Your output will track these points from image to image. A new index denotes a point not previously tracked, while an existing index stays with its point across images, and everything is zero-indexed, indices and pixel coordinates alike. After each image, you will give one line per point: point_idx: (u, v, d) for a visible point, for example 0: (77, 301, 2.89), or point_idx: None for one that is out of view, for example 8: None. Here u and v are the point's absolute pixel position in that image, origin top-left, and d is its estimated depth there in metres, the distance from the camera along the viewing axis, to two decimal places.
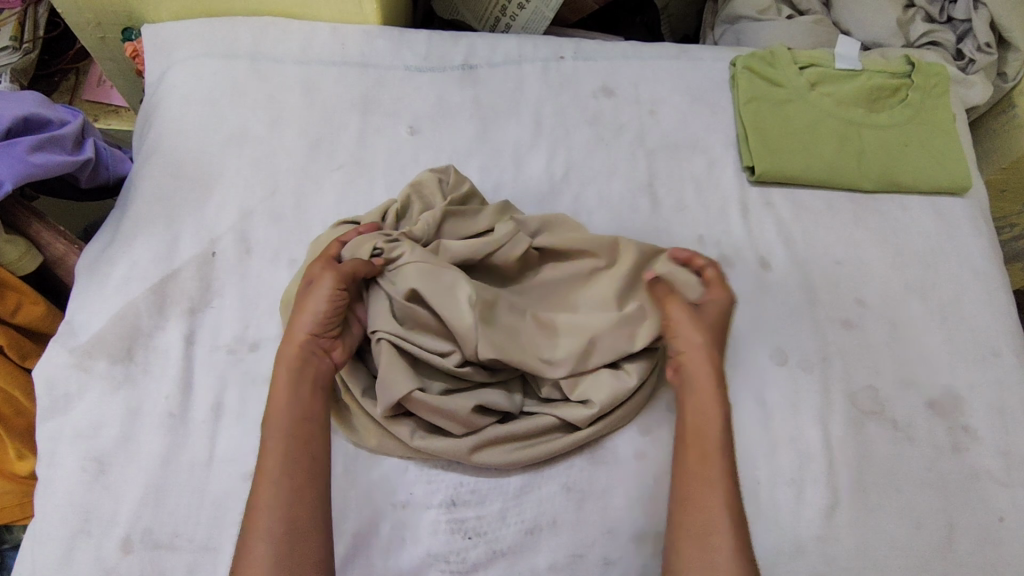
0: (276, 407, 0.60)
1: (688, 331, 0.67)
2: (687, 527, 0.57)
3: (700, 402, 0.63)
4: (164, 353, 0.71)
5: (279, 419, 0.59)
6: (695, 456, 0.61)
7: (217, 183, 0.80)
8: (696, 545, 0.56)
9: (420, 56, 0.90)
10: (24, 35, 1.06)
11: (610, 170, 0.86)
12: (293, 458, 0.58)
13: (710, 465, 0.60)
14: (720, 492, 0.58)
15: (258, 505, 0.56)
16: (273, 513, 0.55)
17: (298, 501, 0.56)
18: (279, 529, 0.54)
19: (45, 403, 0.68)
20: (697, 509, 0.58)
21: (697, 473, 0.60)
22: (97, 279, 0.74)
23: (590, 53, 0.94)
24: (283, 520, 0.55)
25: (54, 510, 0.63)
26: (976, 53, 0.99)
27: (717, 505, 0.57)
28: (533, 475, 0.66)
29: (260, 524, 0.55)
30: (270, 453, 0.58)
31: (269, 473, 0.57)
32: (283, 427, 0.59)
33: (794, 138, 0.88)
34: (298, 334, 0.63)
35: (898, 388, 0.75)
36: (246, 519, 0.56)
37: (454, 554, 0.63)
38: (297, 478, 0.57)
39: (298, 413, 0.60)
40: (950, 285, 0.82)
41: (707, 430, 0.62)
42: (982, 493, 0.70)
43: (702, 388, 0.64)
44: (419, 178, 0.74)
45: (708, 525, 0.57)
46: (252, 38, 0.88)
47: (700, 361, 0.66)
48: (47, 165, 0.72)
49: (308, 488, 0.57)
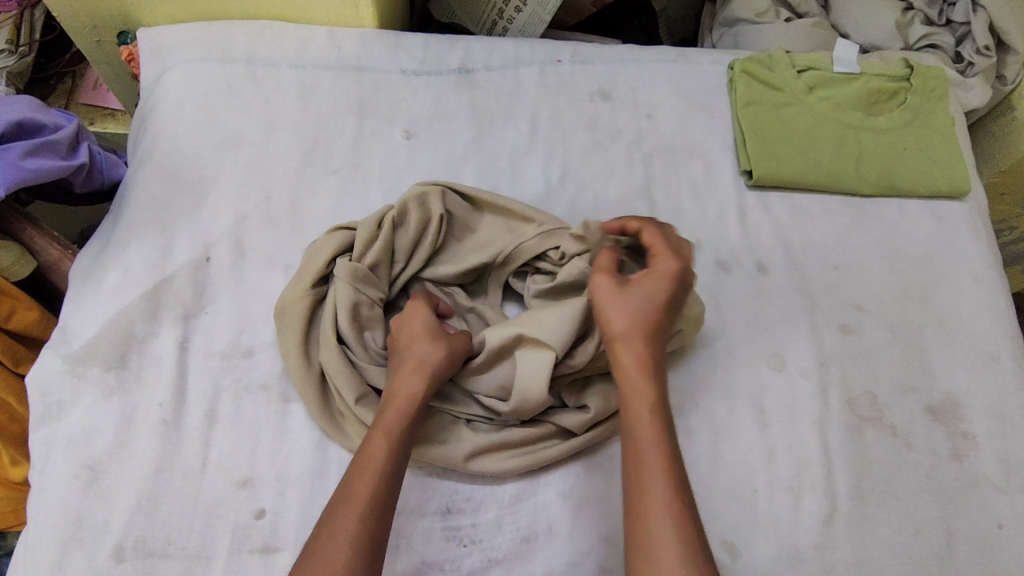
0: (390, 420, 0.59)
1: (618, 306, 0.61)
2: (636, 546, 0.52)
3: (632, 396, 0.58)
4: (157, 360, 0.70)
5: (393, 430, 0.58)
6: (632, 458, 0.55)
7: (213, 188, 0.80)
8: (642, 561, 0.51)
9: (417, 60, 0.90)
10: (19, 39, 1.05)
11: (607, 175, 0.86)
12: (394, 470, 0.56)
13: (648, 466, 0.54)
14: (662, 497, 0.52)
15: (349, 506, 0.53)
16: (362, 516, 0.52)
17: (382, 514, 0.53)
18: (362, 537, 0.51)
19: (38, 410, 0.67)
20: (641, 520, 0.52)
21: (637, 479, 0.54)
22: (90, 283, 0.74)
23: (588, 56, 0.94)
24: (367, 527, 0.52)
25: (46, 518, 0.63)
26: (976, 56, 0.98)
27: (661, 511, 0.52)
28: (529, 482, 0.66)
29: (346, 522, 0.51)
30: (372, 458, 0.56)
31: (369, 477, 0.54)
32: (394, 439, 0.57)
33: (792, 141, 0.87)
34: (426, 362, 0.62)
35: (896, 394, 0.74)
36: (327, 514, 0.52)
37: (448, 563, 0.62)
38: (390, 497, 0.55)
39: (409, 433, 0.59)
40: (949, 289, 0.82)
41: (638, 428, 0.56)
42: (981, 500, 0.69)
43: (630, 386, 0.58)
44: (422, 190, 0.73)
45: (650, 535, 0.51)
46: (247, 41, 0.88)
47: (613, 346, 0.60)
48: (40, 170, 0.72)
49: (391, 506, 0.55)
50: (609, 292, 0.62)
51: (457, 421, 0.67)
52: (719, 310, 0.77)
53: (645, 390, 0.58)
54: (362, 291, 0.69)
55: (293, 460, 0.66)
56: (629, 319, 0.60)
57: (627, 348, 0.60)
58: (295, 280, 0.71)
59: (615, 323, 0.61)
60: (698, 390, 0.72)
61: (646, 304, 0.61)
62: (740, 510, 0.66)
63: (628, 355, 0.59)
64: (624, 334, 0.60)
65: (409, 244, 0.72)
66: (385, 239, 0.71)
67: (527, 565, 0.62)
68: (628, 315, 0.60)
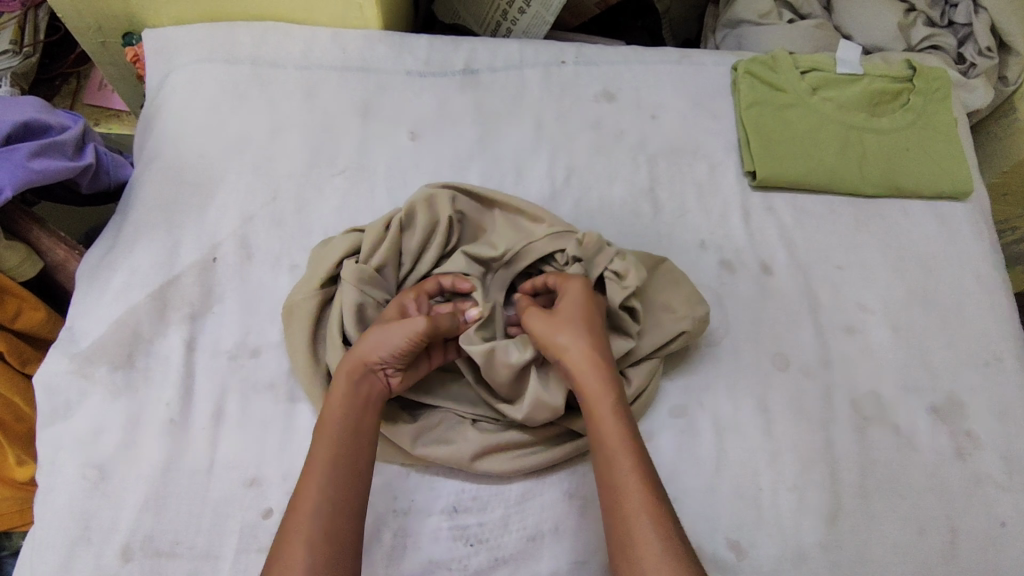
0: (328, 423, 0.58)
1: (542, 334, 0.63)
2: (620, 547, 0.53)
3: (587, 405, 0.59)
4: (164, 359, 0.70)
5: (331, 430, 0.58)
6: (602, 466, 0.57)
7: (218, 189, 0.80)
8: (627, 563, 0.52)
9: (422, 61, 0.90)
10: (24, 39, 1.05)
11: (611, 175, 0.86)
12: (341, 470, 0.56)
13: (619, 469, 0.55)
14: (637, 496, 0.54)
15: (297, 514, 0.53)
16: (314, 519, 0.53)
17: (335, 513, 0.54)
18: (318, 539, 0.52)
19: (46, 410, 0.68)
20: (621, 523, 0.53)
21: (612, 485, 0.55)
22: (97, 283, 0.74)
23: (592, 57, 0.94)
24: (320, 532, 0.52)
25: (53, 518, 0.63)
26: (977, 57, 0.99)
27: (639, 513, 0.53)
28: (535, 481, 0.66)
29: (297, 531, 0.52)
30: (316, 464, 0.56)
31: (312, 483, 0.55)
32: (332, 442, 0.57)
33: (796, 142, 0.87)
34: (357, 355, 0.61)
35: (900, 393, 0.74)
36: (283, 526, 0.53)
37: (456, 562, 0.62)
38: (341, 492, 0.55)
39: (351, 426, 0.59)
40: (953, 289, 0.82)
41: (603, 435, 0.57)
42: (984, 498, 0.70)
43: (590, 391, 0.60)
44: (432, 194, 0.74)
45: (631, 535, 0.52)
46: (252, 42, 0.88)
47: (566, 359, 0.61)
48: (47, 171, 0.72)
49: (350, 502, 0.55)
50: (536, 323, 0.64)
51: (463, 421, 0.68)
52: (723, 310, 0.78)
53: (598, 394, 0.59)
54: (368, 292, 0.69)
55: (300, 459, 0.66)
56: (568, 334, 0.62)
57: (579, 360, 0.61)
58: (303, 281, 0.71)
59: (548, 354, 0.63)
60: (703, 389, 0.72)
61: (580, 319, 0.64)
62: (744, 510, 0.66)
63: (580, 366, 0.61)
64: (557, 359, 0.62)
65: (416, 246, 0.72)
66: (391, 242, 0.71)
67: (534, 564, 0.63)
68: (550, 341, 0.63)
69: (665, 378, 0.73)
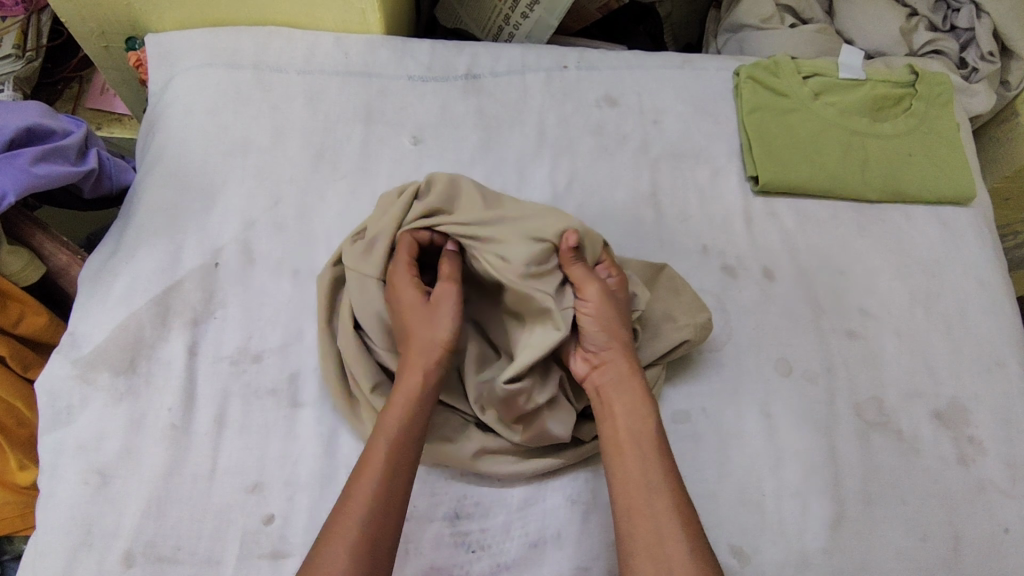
0: (391, 419, 0.58)
1: (597, 318, 0.64)
2: (643, 541, 0.53)
3: (629, 405, 0.61)
4: (166, 365, 0.70)
5: (396, 423, 0.58)
6: (633, 459, 0.57)
7: (221, 194, 0.80)
8: (651, 558, 0.52)
9: (424, 66, 0.90)
10: (27, 43, 1.05)
11: (614, 179, 0.86)
12: (397, 467, 0.56)
13: (649, 467, 0.57)
14: (669, 498, 0.55)
15: (350, 512, 0.53)
16: (370, 515, 0.53)
17: (389, 511, 0.54)
18: (369, 536, 0.52)
19: (48, 415, 0.67)
20: (645, 521, 0.54)
21: (643, 479, 0.56)
22: (100, 288, 0.74)
23: (594, 62, 0.94)
24: (372, 531, 0.52)
25: (55, 523, 0.63)
26: (979, 62, 0.99)
27: (670, 514, 0.54)
28: (538, 488, 0.66)
29: (347, 529, 0.52)
30: (375, 459, 0.56)
31: (370, 479, 0.55)
32: (394, 437, 0.57)
33: (798, 148, 0.87)
34: (422, 351, 0.62)
35: (903, 399, 0.74)
36: (330, 520, 0.53)
37: (457, 568, 0.62)
38: (396, 490, 0.55)
39: (413, 424, 0.59)
40: (956, 294, 0.82)
41: (642, 428, 0.59)
42: (987, 505, 0.69)
43: (633, 393, 0.61)
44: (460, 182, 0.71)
45: (660, 532, 0.53)
46: (255, 47, 0.88)
47: (614, 355, 0.64)
48: (49, 176, 0.72)
49: (399, 504, 0.55)
50: (596, 308, 0.64)
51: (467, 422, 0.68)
52: (726, 316, 0.78)
53: (639, 389, 0.62)
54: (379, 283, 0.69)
55: (302, 465, 0.66)
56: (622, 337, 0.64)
57: (625, 364, 0.63)
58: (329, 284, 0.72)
59: (595, 342, 0.64)
60: (707, 395, 0.72)
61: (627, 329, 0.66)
62: (747, 516, 0.66)
63: (625, 369, 0.63)
64: (605, 349, 0.64)
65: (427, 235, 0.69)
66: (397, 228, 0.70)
67: (536, 570, 0.63)
68: (604, 331, 0.64)
69: (668, 384, 0.73)
